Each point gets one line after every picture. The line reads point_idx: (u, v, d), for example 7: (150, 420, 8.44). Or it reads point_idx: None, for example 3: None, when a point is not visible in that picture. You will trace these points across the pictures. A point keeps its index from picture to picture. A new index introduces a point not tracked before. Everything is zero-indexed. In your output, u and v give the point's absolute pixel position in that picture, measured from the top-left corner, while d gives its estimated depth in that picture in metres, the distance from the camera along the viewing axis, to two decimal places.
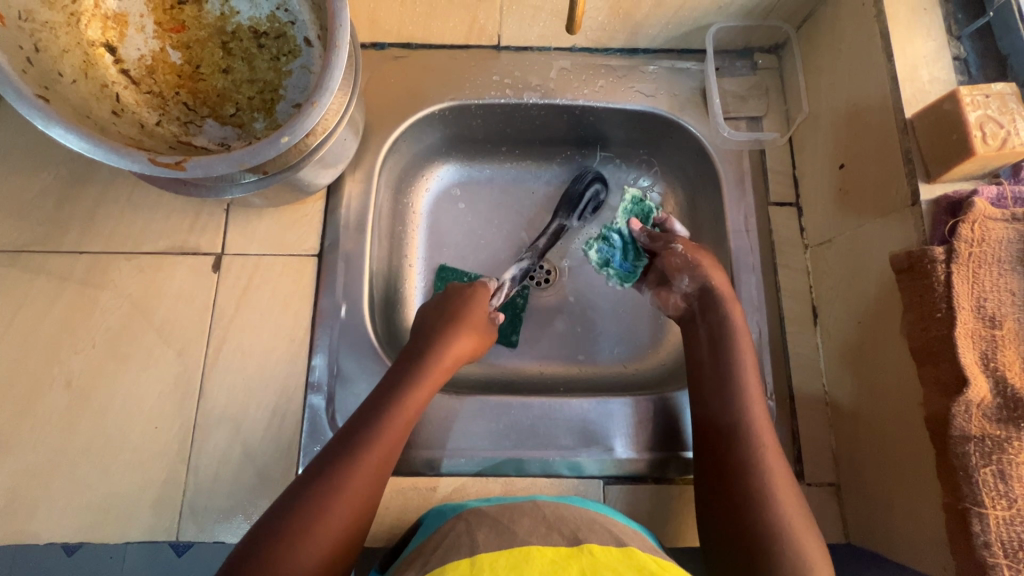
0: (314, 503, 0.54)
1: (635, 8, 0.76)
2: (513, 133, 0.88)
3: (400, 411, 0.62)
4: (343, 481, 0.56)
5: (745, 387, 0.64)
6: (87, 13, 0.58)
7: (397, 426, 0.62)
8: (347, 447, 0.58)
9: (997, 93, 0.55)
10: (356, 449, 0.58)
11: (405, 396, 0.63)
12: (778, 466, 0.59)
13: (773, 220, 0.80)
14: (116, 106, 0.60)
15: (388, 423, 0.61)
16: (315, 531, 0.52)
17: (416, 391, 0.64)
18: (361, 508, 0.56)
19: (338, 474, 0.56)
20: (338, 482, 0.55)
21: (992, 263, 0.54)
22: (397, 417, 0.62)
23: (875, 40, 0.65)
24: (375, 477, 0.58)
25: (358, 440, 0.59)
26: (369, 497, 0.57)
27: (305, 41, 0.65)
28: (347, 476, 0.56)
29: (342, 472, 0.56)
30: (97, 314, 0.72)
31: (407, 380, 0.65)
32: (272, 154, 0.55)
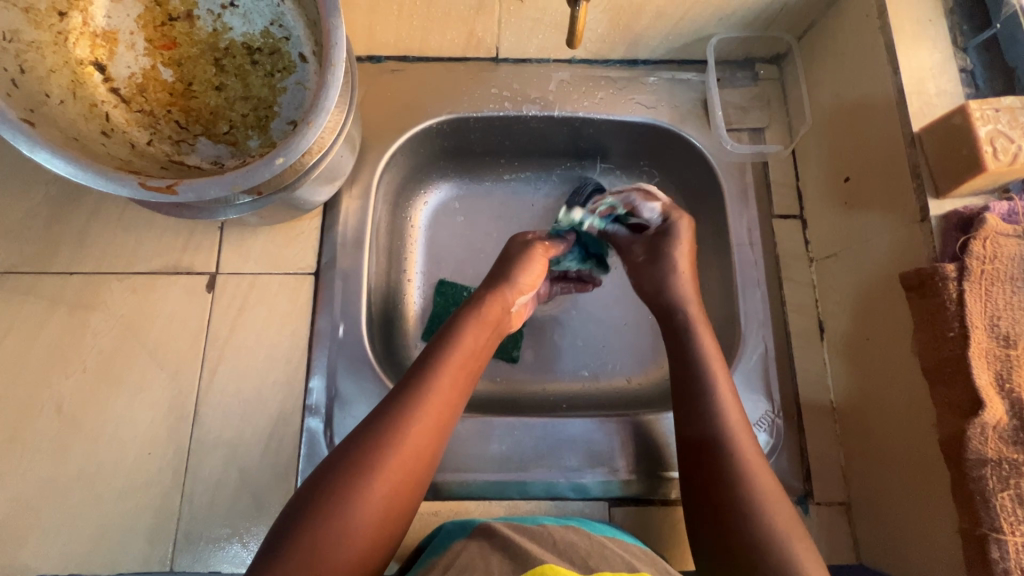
0: (356, 479, 0.49)
1: (636, 19, 0.75)
2: (513, 146, 0.86)
3: (459, 364, 0.59)
4: (388, 453, 0.51)
5: (717, 387, 0.60)
6: (75, 31, 0.57)
7: (447, 390, 0.57)
8: (392, 414, 0.54)
9: (1007, 107, 0.54)
10: (402, 417, 0.53)
11: (451, 358, 0.59)
12: (760, 471, 0.54)
13: (777, 233, 0.79)
14: (105, 126, 0.58)
15: (449, 376, 0.58)
16: (360, 506, 0.48)
17: (461, 352, 0.60)
18: (409, 482, 0.52)
19: (386, 445, 0.51)
20: (383, 452, 0.51)
21: (1005, 280, 0.53)
22: (457, 371, 0.58)
23: (880, 52, 0.64)
24: (427, 447, 0.54)
25: (402, 409, 0.54)
26: (418, 471, 0.53)
27: (300, 56, 0.63)
28: (390, 449, 0.51)
29: (384, 442, 0.52)
30: (88, 337, 0.70)
31: (454, 342, 0.60)
32: (266, 175, 0.53)
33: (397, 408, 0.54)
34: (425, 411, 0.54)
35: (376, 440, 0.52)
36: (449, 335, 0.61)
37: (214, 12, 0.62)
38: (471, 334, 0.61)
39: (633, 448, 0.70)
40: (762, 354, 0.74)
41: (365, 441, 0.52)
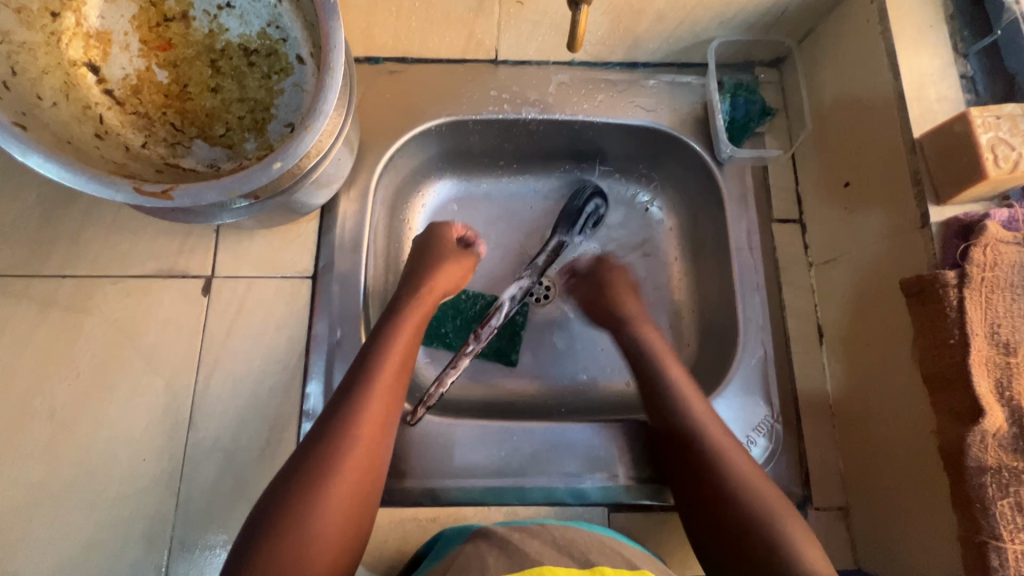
0: (312, 492, 0.51)
1: (636, 22, 0.74)
2: (511, 148, 0.86)
3: (386, 364, 0.60)
4: (335, 465, 0.53)
5: (687, 405, 0.64)
6: (69, 31, 0.56)
7: (382, 396, 0.58)
8: (336, 417, 0.56)
9: (1008, 114, 0.54)
10: (346, 420, 0.55)
11: (385, 360, 0.60)
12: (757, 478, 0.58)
13: (776, 237, 0.79)
14: (99, 128, 0.57)
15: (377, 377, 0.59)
16: (318, 519, 0.50)
17: (395, 353, 0.61)
18: (359, 488, 0.54)
19: (333, 451, 0.53)
20: (327, 466, 0.53)
21: (1005, 287, 0.53)
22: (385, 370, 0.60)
23: (881, 57, 0.64)
24: (372, 450, 0.56)
25: (342, 419, 0.55)
26: (368, 477, 0.55)
27: (297, 59, 0.63)
28: (337, 461, 0.53)
29: (328, 456, 0.53)
30: (81, 342, 0.69)
31: (385, 348, 0.62)
32: (263, 181, 0.53)
33: (336, 420, 0.55)
34: (362, 420, 0.56)
35: (321, 454, 0.53)
36: (380, 343, 0.62)
37: (210, 12, 0.61)
38: (399, 339, 0.63)
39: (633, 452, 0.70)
40: (761, 359, 0.74)
41: (312, 455, 0.53)
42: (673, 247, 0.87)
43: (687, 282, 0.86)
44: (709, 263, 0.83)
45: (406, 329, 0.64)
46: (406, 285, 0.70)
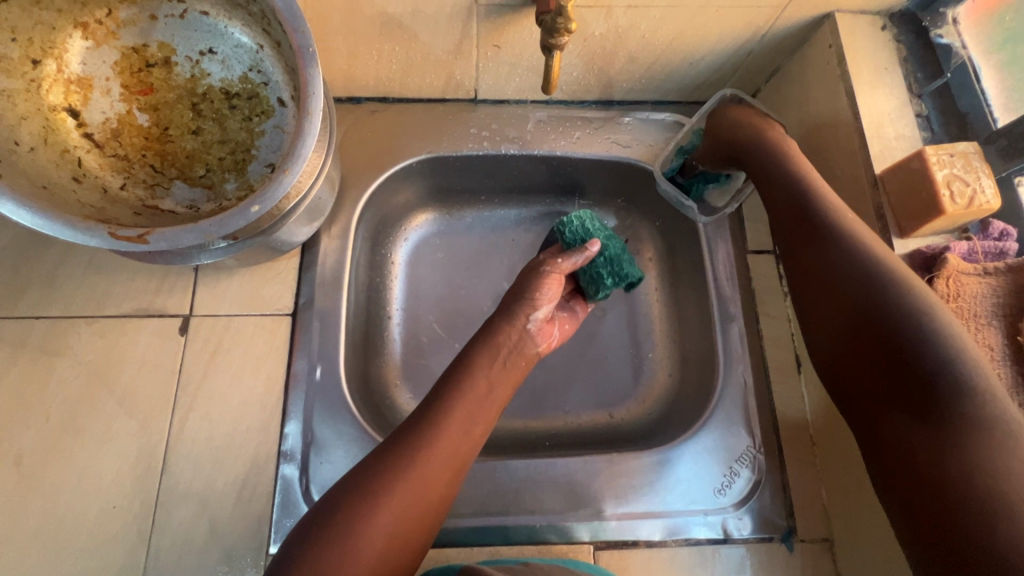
0: (364, 508, 0.51)
1: (609, 64, 0.77)
2: (493, 182, 0.87)
3: (478, 380, 0.61)
4: (394, 489, 0.52)
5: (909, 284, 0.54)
6: (49, 78, 0.57)
7: (466, 416, 0.58)
8: (419, 424, 0.57)
9: (961, 152, 0.57)
10: (428, 429, 0.56)
11: (481, 370, 0.61)
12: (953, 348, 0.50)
13: (752, 268, 0.81)
14: (77, 172, 0.57)
15: (468, 390, 0.60)
16: (363, 538, 0.50)
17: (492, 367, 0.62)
18: (419, 515, 0.53)
19: (405, 464, 0.54)
20: (390, 484, 0.52)
21: (968, 317, 0.55)
22: (475, 385, 0.60)
23: (841, 98, 0.67)
24: (444, 478, 0.55)
25: (424, 426, 0.56)
26: (433, 504, 0.54)
27: (279, 101, 0.64)
28: (401, 481, 0.53)
29: (394, 477, 0.53)
30: (52, 386, 0.68)
31: (468, 375, 0.61)
32: (241, 224, 0.53)
33: (409, 442, 0.55)
34: (438, 443, 0.55)
35: (386, 475, 0.53)
36: (466, 362, 0.62)
37: (192, 58, 0.62)
38: (484, 366, 0.62)
39: (616, 487, 0.70)
40: (741, 388, 0.74)
41: (376, 470, 0.54)
42: (652, 278, 0.89)
43: (668, 312, 0.87)
44: (688, 294, 0.84)
45: (492, 354, 0.63)
46: (504, 303, 0.67)
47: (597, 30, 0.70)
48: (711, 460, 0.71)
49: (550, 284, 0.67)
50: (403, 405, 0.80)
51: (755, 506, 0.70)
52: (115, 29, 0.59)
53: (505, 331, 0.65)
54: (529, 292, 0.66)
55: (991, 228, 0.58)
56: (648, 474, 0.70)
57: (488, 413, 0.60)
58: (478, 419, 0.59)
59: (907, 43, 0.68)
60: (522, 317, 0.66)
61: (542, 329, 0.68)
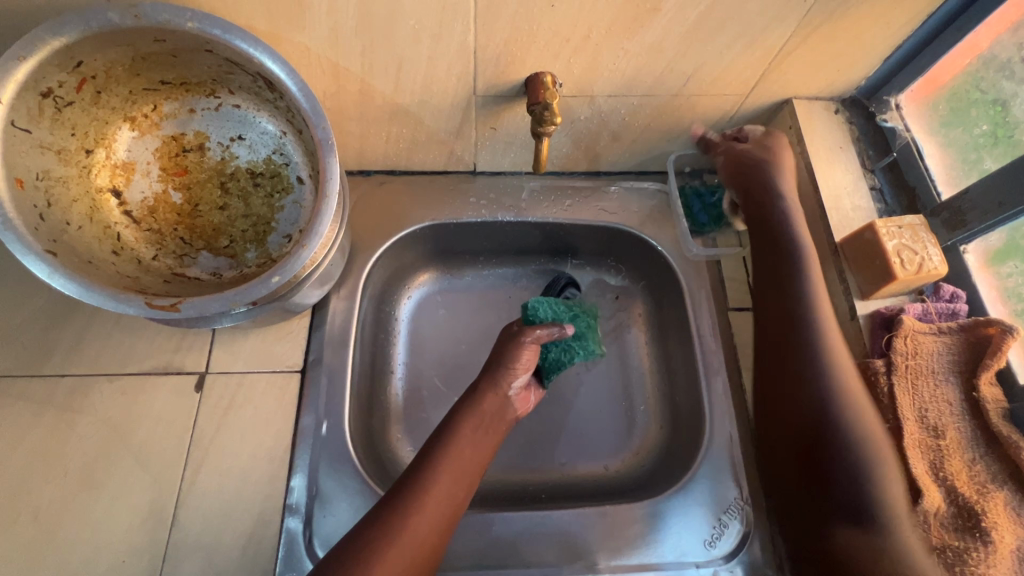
0: (363, 567, 0.56)
1: (595, 142, 0.86)
2: (490, 246, 0.94)
3: (462, 443, 0.67)
4: (388, 549, 0.57)
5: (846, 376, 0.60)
6: (98, 164, 0.64)
7: (452, 477, 0.64)
8: (409, 486, 0.62)
9: (908, 224, 0.64)
10: (419, 492, 0.61)
11: (463, 435, 0.68)
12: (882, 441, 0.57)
13: (733, 324, 0.86)
14: (116, 245, 0.64)
15: (455, 453, 0.66)
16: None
17: (473, 431, 0.69)
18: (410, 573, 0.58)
19: (398, 526, 0.59)
20: (381, 545, 0.57)
21: (927, 374, 0.59)
22: (460, 448, 0.67)
23: (803, 173, 0.75)
24: (430, 539, 0.60)
25: (416, 488, 0.62)
26: (421, 563, 0.59)
27: (298, 179, 0.72)
28: (391, 543, 0.58)
29: (388, 537, 0.58)
30: (73, 441, 0.72)
31: (453, 441, 0.67)
32: (262, 292, 0.59)
33: (398, 504, 0.61)
34: (427, 505, 0.61)
35: (378, 537, 0.58)
36: (451, 426, 0.68)
37: (224, 143, 0.70)
38: (468, 431, 0.68)
39: (610, 540, 0.72)
40: (727, 442, 0.77)
41: (370, 531, 0.59)
42: (641, 333, 0.94)
43: (657, 366, 0.91)
44: (675, 348, 0.89)
45: (476, 421, 0.69)
46: (485, 370, 0.74)
47: (583, 114, 0.79)
48: (699, 513, 0.74)
49: (524, 354, 0.74)
50: (404, 459, 0.83)
51: (745, 558, 0.72)
52: (158, 121, 0.67)
53: (490, 399, 0.71)
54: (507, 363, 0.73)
55: (942, 292, 0.63)
56: (640, 525, 0.72)
57: (472, 473, 0.66)
58: (464, 479, 0.65)
59: (858, 126, 0.77)
60: (504, 385, 0.73)
61: (520, 396, 0.75)
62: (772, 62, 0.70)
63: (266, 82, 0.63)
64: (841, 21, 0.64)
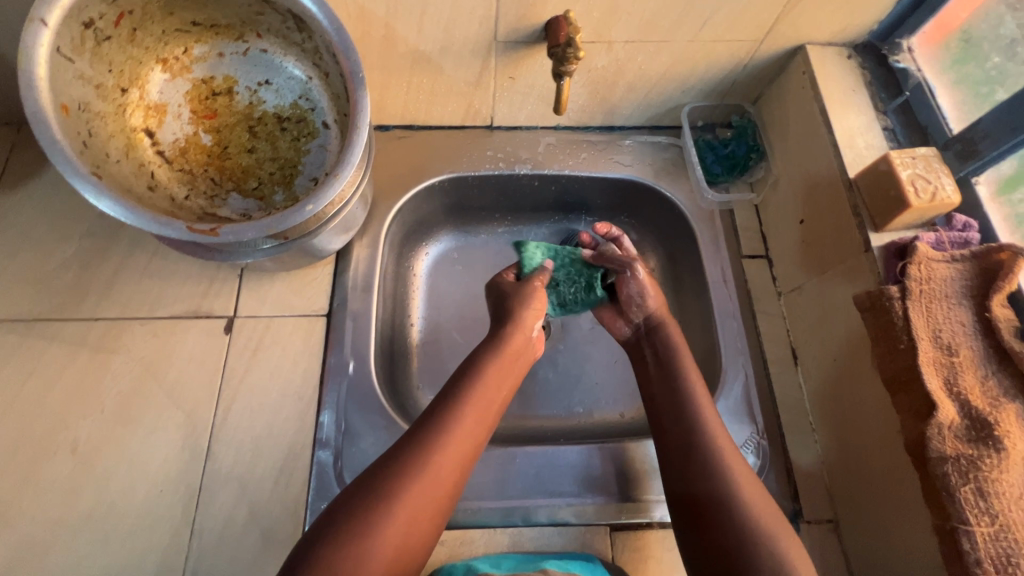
0: (383, 503, 0.55)
1: (610, 93, 0.87)
2: (506, 201, 0.96)
3: (482, 388, 0.66)
4: (408, 486, 0.57)
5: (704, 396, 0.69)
6: (132, 103, 0.66)
7: (471, 421, 0.64)
8: (430, 426, 0.62)
9: (922, 156, 0.66)
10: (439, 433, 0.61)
11: (484, 379, 0.67)
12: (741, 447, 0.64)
13: (747, 271, 0.88)
14: (151, 182, 0.66)
15: (475, 397, 0.65)
16: (384, 529, 0.54)
17: (493, 375, 0.68)
18: (429, 512, 0.57)
19: (418, 464, 0.58)
20: (406, 484, 0.57)
21: (941, 297, 0.61)
22: (480, 392, 0.66)
23: (816, 116, 0.77)
24: (449, 478, 0.60)
25: (437, 429, 0.61)
26: (437, 504, 0.58)
27: (324, 124, 0.73)
28: (410, 481, 0.57)
29: (408, 475, 0.58)
30: (107, 380, 0.74)
31: (476, 381, 0.67)
32: (297, 221, 0.61)
33: (422, 439, 0.60)
34: (446, 446, 0.61)
35: (398, 475, 0.57)
36: (472, 369, 0.68)
37: (251, 88, 0.72)
38: (487, 375, 0.68)
39: (630, 472, 0.74)
40: (743, 381, 0.79)
41: (393, 467, 0.58)
42: (656, 286, 0.96)
43: (671, 317, 0.94)
44: (690, 297, 0.91)
45: (494, 361, 0.69)
46: (501, 315, 0.75)
47: (600, 63, 0.81)
48: None
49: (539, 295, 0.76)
50: (426, 404, 0.85)
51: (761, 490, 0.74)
52: (188, 65, 0.69)
53: (512, 339, 0.72)
54: (521, 306, 0.74)
55: (955, 221, 0.65)
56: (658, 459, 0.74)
57: (489, 419, 0.66)
58: (482, 424, 0.65)
59: (870, 71, 0.78)
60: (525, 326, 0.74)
61: (539, 334, 0.77)
62: (787, 5, 0.72)
63: (296, 22, 0.65)
64: None
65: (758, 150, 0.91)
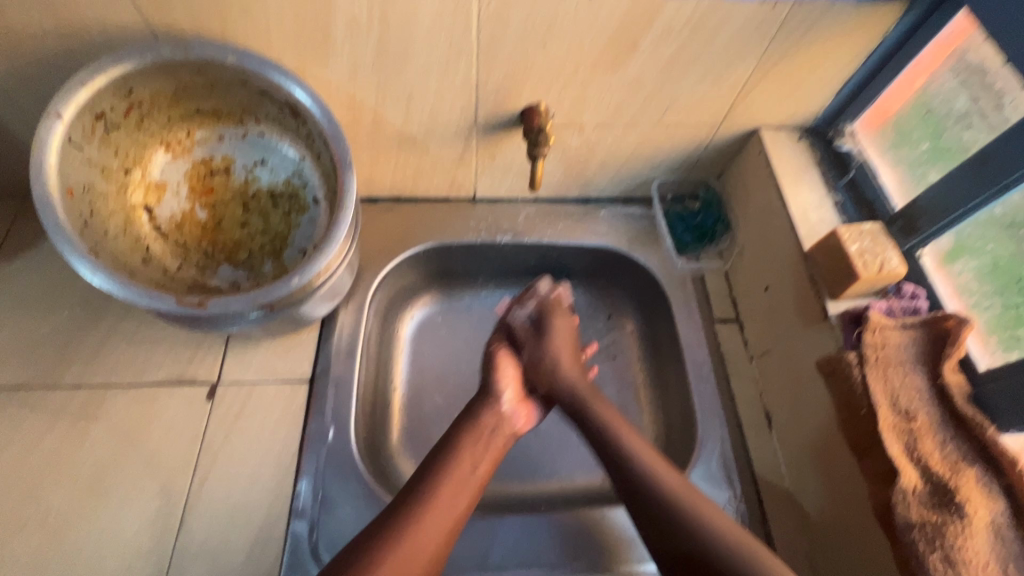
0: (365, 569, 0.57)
1: (585, 169, 0.94)
2: (489, 267, 1.00)
3: (463, 456, 0.69)
4: (389, 554, 0.58)
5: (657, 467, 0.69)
6: (134, 183, 0.71)
7: (452, 488, 0.65)
8: (416, 494, 0.64)
9: (868, 231, 0.71)
10: (422, 501, 0.63)
11: (466, 447, 0.70)
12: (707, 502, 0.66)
13: (719, 335, 0.91)
14: (145, 256, 0.70)
15: (458, 465, 0.67)
16: None
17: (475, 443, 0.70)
18: None
19: (401, 532, 0.60)
20: (383, 556, 0.58)
21: (896, 364, 0.64)
22: (462, 461, 0.68)
23: (773, 192, 0.83)
24: (431, 549, 0.60)
25: (421, 496, 0.63)
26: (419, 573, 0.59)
27: (314, 199, 0.78)
28: (391, 548, 0.59)
29: (389, 542, 0.59)
30: (84, 449, 0.74)
31: (450, 456, 0.68)
32: (281, 292, 0.65)
33: (401, 509, 0.62)
34: (428, 513, 0.62)
35: (380, 541, 0.59)
36: (453, 438, 0.71)
37: (247, 166, 0.77)
38: (467, 444, 0.70)
39: (610, 541, 0.73)
40: (719, 445, 0.80)
41: (377, 535, 0.60)
42: (634, 349, 0.99)
43: (649, 379, 0.96)
44: (666, 359, 0.93)
45: (474, 432, 0.72)
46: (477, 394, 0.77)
47: (574, 143, 0.87)
48: None
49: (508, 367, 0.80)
50: (406, 471, 0.85)
51: None
52: (190, 147, 0.74)
53: (485, 414, 0.74)
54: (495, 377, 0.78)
55: (904, 289, 0.69)
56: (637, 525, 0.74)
57: (472, 486, 0.67)
58: (465, 491, 0.66)
59: (819, 152, 0.85)
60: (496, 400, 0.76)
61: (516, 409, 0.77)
62: (739, 95, 0.80)
63: (292, 111, 0.71)
64: (796, 57, 0.74)
65: (725, 221, 0.97)
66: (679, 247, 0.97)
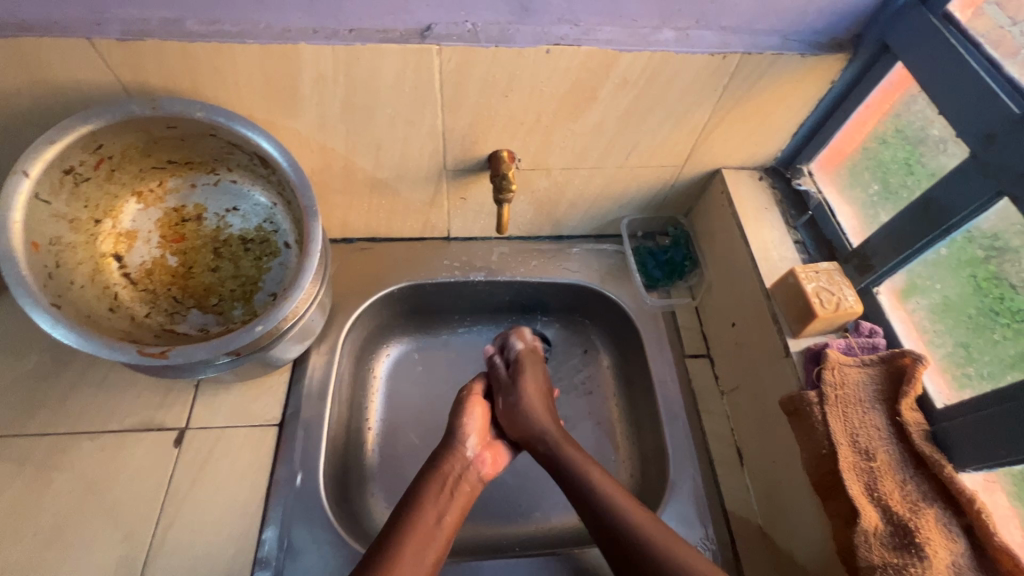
0: None
1: (556, 209, 0.96)
2: (464, 304, 1.01)
3: (428, 511, 0.69)
4: None
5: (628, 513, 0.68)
6: (104, 232, 0.72)
7: (419, 545, 0.65)
8: (381, 554, 0.64)
9: (825, 270, 0.73)
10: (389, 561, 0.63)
11: (430, 501, 0.70)
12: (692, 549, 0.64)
13: (691, 370, 0.92)
14: (112, 303, 0.71)
15: (422, 520, 0.68)
16: None
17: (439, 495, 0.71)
18: None
19: None
20: None
21: (856, 402, 0.65)
22: (427, 516, 0.68)
23: (735, 231, 0.85)
24: None
25: (387, 556, 0.63)
26: None
27: (285, 244, 0.79)
28: None
29: None
30: (46, 499, 0.73)
31: (415, 512, 0.68)
32: (246, 339, 0.65)
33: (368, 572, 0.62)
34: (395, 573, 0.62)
35: None
36: (417, 492, 0.71)
37: (219, 214, 0.79)
38: (431, 497, 0.70)
39: None
40: (691, 483, 0.80)
41: None
42: (608, 385, 0.99)
43: (624, 415, 0.96)
44: (639, 395, 0.94)
45: (437, 485, 0.72)
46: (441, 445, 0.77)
47: (542, 184, 0.90)
48: None
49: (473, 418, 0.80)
50: (378, 514, 0.84)
51: None
52: (162, 196, 0.76)
53: (448, 463, 0.74)
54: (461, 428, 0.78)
55: (861, 328, 0.71)
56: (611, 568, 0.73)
57: (439, 539, 0.67)
58: (430, 546, 0.66)
59: (780, 191, 0.88)
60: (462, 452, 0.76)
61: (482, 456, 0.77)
62: (698, 139, 0.83)
63: (261, 160, 0.73)
64: (749, 104, 0.77)
65: (693, 258, 0.99)
66: (650, 283, 0.99)
